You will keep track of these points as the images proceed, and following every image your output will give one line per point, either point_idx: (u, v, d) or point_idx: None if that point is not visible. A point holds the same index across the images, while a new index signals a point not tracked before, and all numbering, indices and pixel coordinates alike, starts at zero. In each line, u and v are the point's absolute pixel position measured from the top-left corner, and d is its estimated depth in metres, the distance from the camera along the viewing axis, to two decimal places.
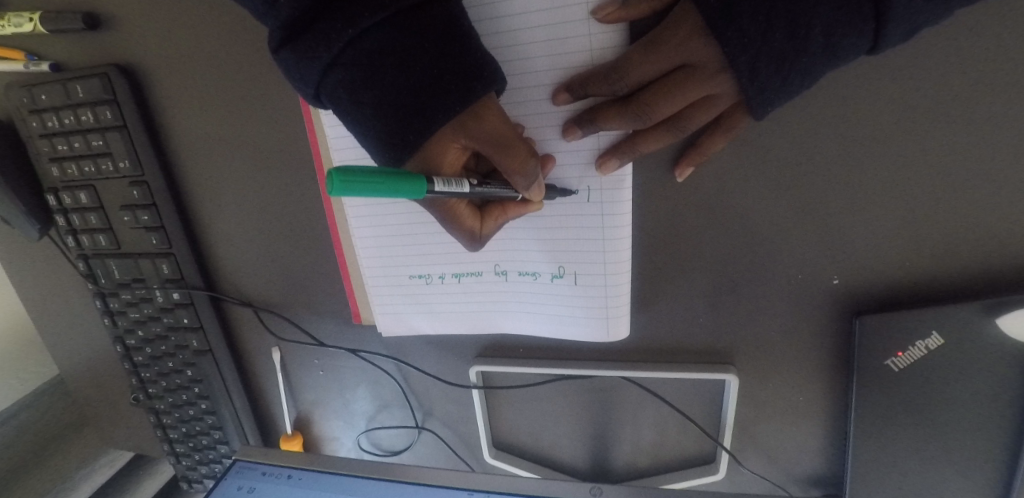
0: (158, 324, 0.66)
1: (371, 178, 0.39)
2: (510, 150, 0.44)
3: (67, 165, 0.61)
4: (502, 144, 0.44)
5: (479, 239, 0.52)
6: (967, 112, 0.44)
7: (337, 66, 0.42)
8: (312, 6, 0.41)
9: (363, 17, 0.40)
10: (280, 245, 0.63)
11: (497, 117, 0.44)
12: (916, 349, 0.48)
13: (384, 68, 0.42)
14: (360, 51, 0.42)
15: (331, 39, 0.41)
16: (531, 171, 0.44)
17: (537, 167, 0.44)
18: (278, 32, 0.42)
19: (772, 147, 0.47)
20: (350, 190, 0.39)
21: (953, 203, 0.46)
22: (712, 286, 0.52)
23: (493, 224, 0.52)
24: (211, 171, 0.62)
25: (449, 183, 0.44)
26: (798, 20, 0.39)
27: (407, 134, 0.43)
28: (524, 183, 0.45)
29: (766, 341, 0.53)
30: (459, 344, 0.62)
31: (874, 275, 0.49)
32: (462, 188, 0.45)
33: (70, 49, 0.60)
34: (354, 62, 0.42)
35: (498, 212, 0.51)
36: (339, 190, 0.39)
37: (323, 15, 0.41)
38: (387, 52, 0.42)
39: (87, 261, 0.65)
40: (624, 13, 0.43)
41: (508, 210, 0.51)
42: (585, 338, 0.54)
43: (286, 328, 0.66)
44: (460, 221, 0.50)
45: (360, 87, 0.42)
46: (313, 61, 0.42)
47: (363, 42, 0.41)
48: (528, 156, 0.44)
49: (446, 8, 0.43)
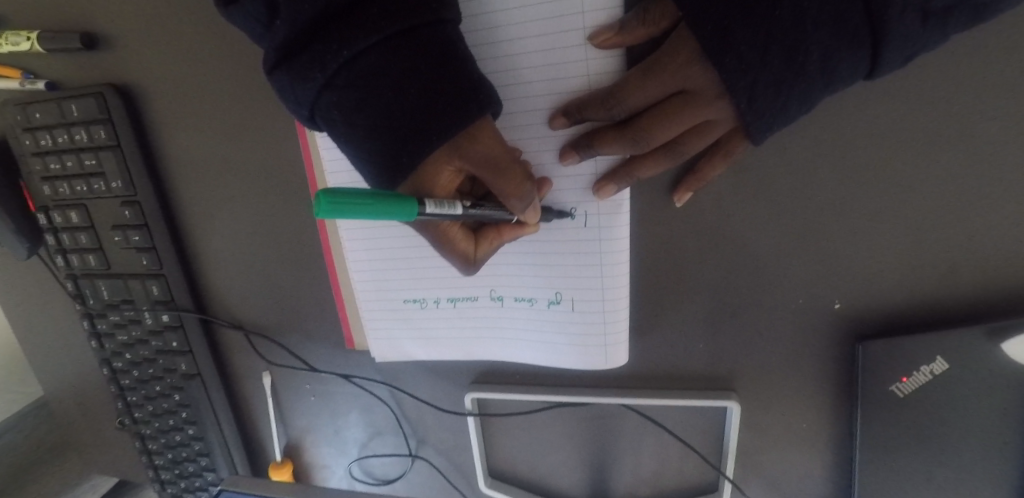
0: (146, 347, 0.64)
1: (360, 197, 0.39)
2: (505, 174, 0.44)
3: (59, 185, 0.60)
4: (496, 168, 0.44)
5: (473, 262, 0.50)
6: (966, 137, 0.44)
7: (331, 87, 0.42)
8: (307, 28, 0.41)
9: (358, 40, 0.40)
10: (273, 267, 0.62)
11: (491, 139, 0.43)
12: (921, 375, 0.47)
13: (378, 90, 0.41)
14: (354, 73, 0.41)
15: (326, 61, 0.41)
16: (526, 194, 0.44)
17: (532, 190, 0.44)
18: (274, 54, 0.42)
19: (771, 173, 0.47)
20: (337, 210, 0.38)
21: (954, 227, 0.46)
22: (712, 312, 0.52)
23: (487, 247, 0.50)
24: (206, 192, 0.61)
25: (441, 205, 0.43)
26: (794, 45, 0.38)
27: (401, 156, 0.43)
28: (520, 206, 0.45)
29: (767, 369, 0.52)
30: (454, 369, 0.60)
31: (875, 301, 0.49)
32: (454, 210, 0.44)
33: (67, 69, 0.59)
34: (348, 83, 0.42)
35: (493, 235, 0.50)
36: (326, 210, 0.38)
37: (319, 37, 0.41)
38: (382, 73, 0.41)
39: (76, 281, 0.64)
40: (621, 39, 0.43)
41: (503, 234, 0.50)
42: (584, 366, 0.53)
43: (277, 351, 0.65)
44: (454, 243, 0.49)
45: (354, 109, 0.42)
46: (308, 82, 0.42)
47: (358, 64, 0.41)
48: (523, 179, 0.44)
49: (443, 30, 0.42)
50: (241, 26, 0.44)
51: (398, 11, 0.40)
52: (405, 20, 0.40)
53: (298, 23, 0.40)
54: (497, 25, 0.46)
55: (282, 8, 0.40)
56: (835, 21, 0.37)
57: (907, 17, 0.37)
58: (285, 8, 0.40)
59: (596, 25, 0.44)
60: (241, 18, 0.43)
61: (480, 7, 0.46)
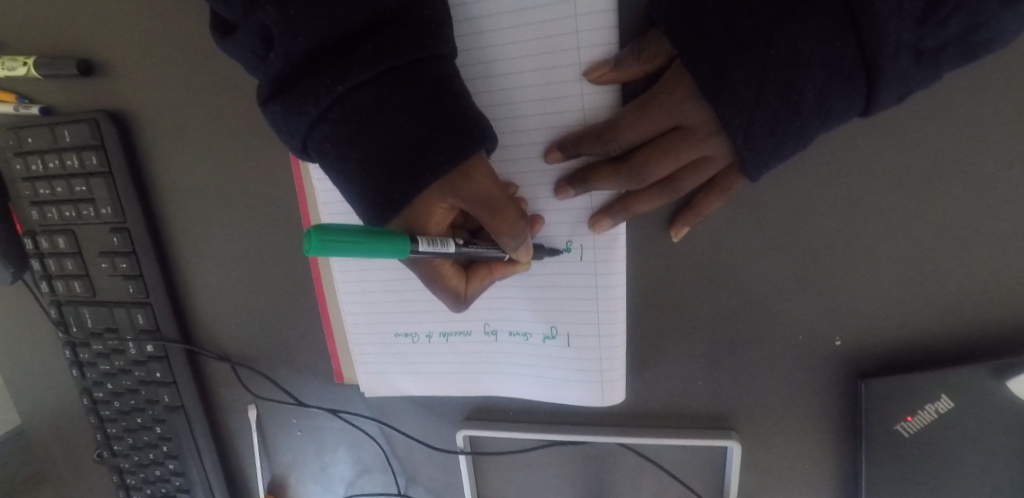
0: (129, 377, 0.63)
1: (352, 236, 0.37)
2: (499, 211, 0.43)
3: (48, 209, 0.59)
4: (490, 205, 0.43)
5: (463, 299, 0.50)
6: (964, 174, 0.44)
7: (325, 121, 0.42)
8: (302, 61, 0.41)
9: (351, 74, 0.40)
10: (263, 297, 0.61)
11: (485, 177, 0.43)
12: (925, 414, 0.46)
13: (371, 124, 0.41)
14: (348, 107, 0.41)
15: (319, 95, 0.40)
16: (519, 232, 0.43)
17: (526, 228, 0.44)
18: (269, 86, 0.42)
19: (770, 208, 0.46)
20: (327, 249, 0.37)
21: (954, 264, 0.45)
22: (710, 348, 0.51)
23: (478, 284, 0.50)
24: (197, 219, 0.60)
25: (434, 243, 0.43)
26: (790, 84, 0.38)
27: (393, 192, 0.42)
28: (514, 244, 0.44)
29: (767, 408, 0.51)
30: (445, 405, 0.59)
31: (876, 338, 0.48)
32: (447, 248, 0.44)
33: (62, 94, 0.59)
34: (342, 117, 0.41)
35: (484, 273, 0.50)
36: (316, 249, 0.36)
37: (313, 70, 0.41)
38: (376, 109, 0.41)
39: (59, 308, 0.63)
40: (616, 75, 0.43)
41: (494, 272, 0.49)
42: (580, 402, 0.52)
43: (264, 383, 0.63)
44: (445, 281, 0.48)
45: (347, 142, 0.42)
46: (301, 115, 0.41)
47: (352, 98, 0.41)
48: (517, 217, 0.43)
49: (440, 66, 0.42)
50: (237, 57, 0.44)
51: (393, 46, 0.40)
52: (400, 55, 0.40)
53: (293, 56, 0.40)
54: (493, 60, 0.46)
55: (277, 40, 0.40)
56: (830, 60, 0.37)
57: (901, 58, 0.37)
58: (280, 40, 0.40)
59: (592, 61, 0.44)
60: (238, 50, 0.43)
61: (476, 41, 0.46)
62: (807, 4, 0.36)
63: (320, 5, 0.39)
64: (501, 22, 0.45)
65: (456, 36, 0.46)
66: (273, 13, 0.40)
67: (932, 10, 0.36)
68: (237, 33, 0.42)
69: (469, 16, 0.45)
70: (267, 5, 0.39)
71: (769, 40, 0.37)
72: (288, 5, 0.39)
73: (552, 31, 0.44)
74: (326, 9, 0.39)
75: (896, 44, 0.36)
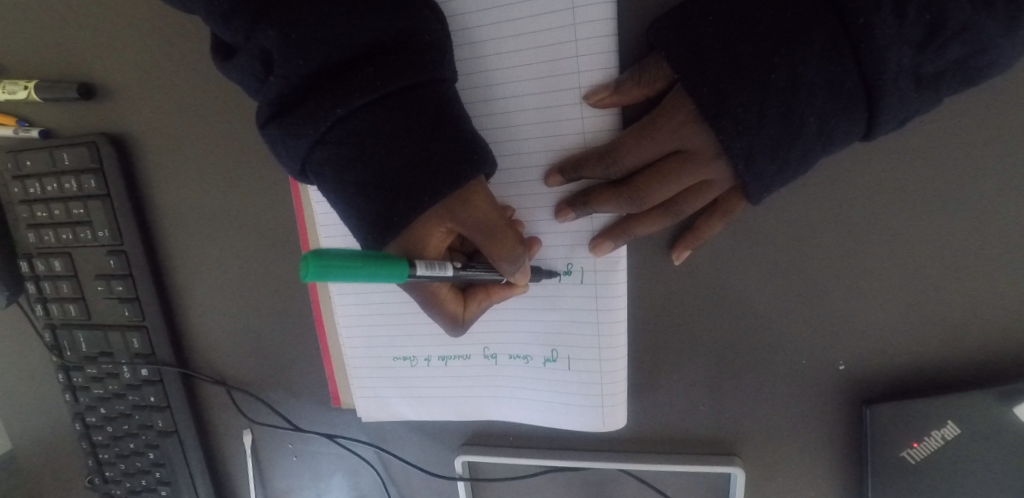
0: (123, 402, 0.62)
1: (350, 260, 0.38)
2: (496, 237, 0.43)
3: (45, 232, 0.59)
4: (488, 231, 0.43)
5: (461, 323, 0.49)
6: (965, 197, 0.43)
7: (323, 144, 0.41)
8: (302, 84, 0.41)
9: (351, 97, 0.40)
10: (260, 320, 0.60)
11: (483, 202, 0.43)
12: (932, 440, 0.46)
13: (370, 147, 0.41)
14: (346, 130, 0.41)
15: (318, 118, 0.40)
16: (516, 257, 0.43)
17: (522, 253, 0.43)
18: (268, 109, 0.42)
19: (771, 231, 0.46)
20: (326, 275, 0.37)
21: (958, 288, 0.45)
22: (713, 372, 0.50)
23: (476, 308, 0.49)
24: (195, 241, 0.60)
25: (432, 266, 0.43)
26: (792, 108, 0.38)
27: (391, 215, 0.42)
28: (510, 269, 0.44)
29: (772, 433, 0.50)
30: (444, 430, 0.58)
31: (881, 362, 0.47)
32: (445, 271, 0.44)
33: (63, 117, 0.59)
34: (340, 140, 0.41)
35: (482, 295, 0.49)
36: (315, 275, 0.37)
37: (312, 92, 0.40)
38: (375, 132, 0.41)
39: (54, 332, 0.62)
40: (617, 98, 0.43)
41: (492, 295, 0.49)
42: (581, 428, 0.51)
43: (260, 408, 0.62)
44: (443, 304, 0.48)
45: (346, 165, 0.42)
46: (299, 137, 0.41)
47: (350, 121, 0.41)
48: (514, 242, 0.43)
49: (439, 90, 0.42)
50: (236, 81, 0.43)
51: (393, 70, 0.40)
52: (400, 80, 0.40)
53: (292, 79, 0.40)
54: (494, 83, 0.46)
55: (277, 64, 0.40)
56: (831, 85, 0.37)
57: (901, 83, 0.37)
58: (280, 64, 0.40)
59: (592, 84, 0.44)
60: (238, 73, 0.42)
61: (476, 65, 0.46)
62: (807, 30, 0.37)
63: (320, 29, 0.39)
64: (501, 46, 0.45)
65: (457, 60, 0.46)
66: (273, 37, 0.39)
67: (931, 36, 0.36)
68: (236, 56, 0.42)
69: (470, 40, 0.46)
70: (266, 29, 0.39)
71: (769, 64, 0.37)
72: (289, 28, 0.39)
73: (552, 55, 0.44)
74: (326, 34, 0.39)
75: (897, 69, 0.36)
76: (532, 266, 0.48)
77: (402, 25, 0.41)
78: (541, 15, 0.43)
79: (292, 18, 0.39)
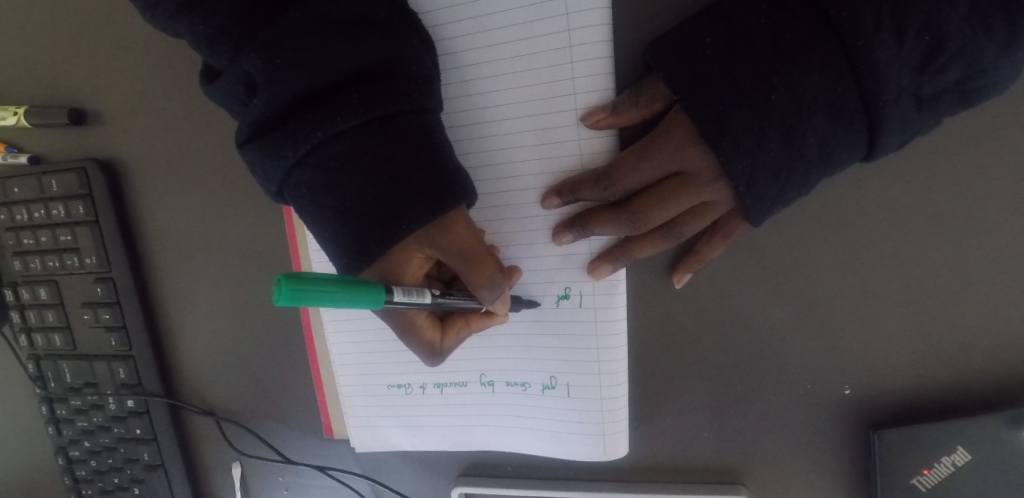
0: (107, 435, 0.60)
1: (325, 284, 0.37)
2: (477, 264, 0.42)
3: (31, 260, 0.57)
4: (469, 258, 0.42)
5: (438, 353, 0.48)
6: (967, 218, 0.43)
7: (303, 166, 0.41)
8: (283, 108, 0.40)
9: (333, 122, 0.39)
10: (251, 348, 0.59)
11: (465, 229, 0.43)
12: (942, 466, 0.44)
13: (350, 173, 0.40)
14: (327, 154, 0.40)
15: (298, 140, 0.40)
16: (496, 285, 0.42)
17: (503, 281, 0.43)
18: (250, 130, 0.41)
19: (772, 253, 0.46)
20: (299, 299, 0.36)
21: (963, 309, 0.44)
22: (716, 397, 0.49)
23: (454, 337, 0.48)
24: (185, 269, 0.58)
25: (410, 292, 0.42)
26: (793, 129, 0.37)
27: (368, 241, 0.41)
28: (490, 297, 0.43)
29: (778, 461, 0.49)
30: (440, 460, 0.56)
31: (887, 386, 0.46)
32: (424, 299, 0.43)
33: (54, 143, 0.58)
34: (321, 163, 0.40)
35: (461, 323, 0.48)
36: (288, 299, 0.35)
37: (294, 116, 0.40)
38: (355, 158, 0.40)
39: (38, 363, 0.60)
40: (615, 120, 0.42)
41: (470, 323, 0.48)
42: (581, 457, 0.50)
43: (250, 440, 0.60)
44: (420, 332, 0.47)
45: (324, 189, 0.41)
46: (278, 159, 0.41)
47: (330, 146, 0.40)
48: (494, 269, 0.42)
49: (423, 119, 0.41)
50: (221, 104, 0.43)
51: (376, 97, 0.39)
52: (382, 107, 0.39)
53: (275, 103, 0.40)
54: (489, 106, 0.45)
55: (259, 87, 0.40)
56: (832, 106, 0.37)
57: (902, 103, 0.37)
58: (262, 87, 0.39)
59: (589, 106, 0.43)
60: (222, 97, 0.42)
61: (471, 88, 0.46)
62: (808, 52, 0.36)
63: (304, 55, 0.39)
64: (496, 70, 0.45)
65: (453, 83, 0.46)
66: (255, 62, 0.39)
67: (930, 58, 0.36)
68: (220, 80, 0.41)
69: (465, 63, 0.45)
70: (247, 54, 0.39)
71: (769, 86, 0.37)
72: (272, 53, 0.39)
73: (546, 79, 0.44)
74: (311, 59, 0.39)
75: (897, 91, 0.36)
76: (513, 295, 0.47)
77: (389, 54, 0.40)
78: (534, 39, 0.43)
79: (276, 43, 0.39)
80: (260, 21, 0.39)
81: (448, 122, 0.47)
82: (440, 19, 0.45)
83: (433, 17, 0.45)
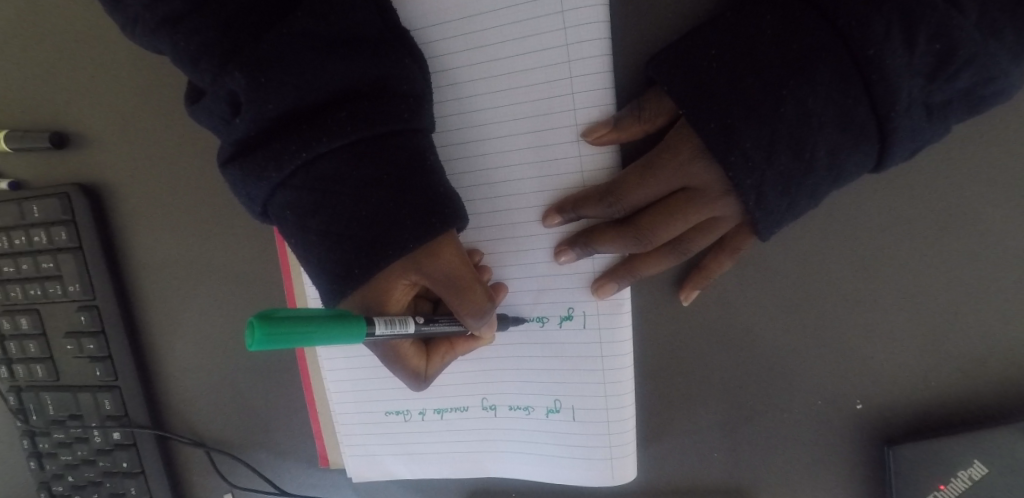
0: (92, 468, 0.57)
1: (298, 325, 0.35)
2: (466, 293, 0.41)
3: (12, 289, 0.55)
4: (457, 286, 0.41)
5: (424, 378, 0.46)
6: (976, 225, 0.42)
7: (287, 187, 0.39)
8: (268, 126, 0.38)
9: (319, 143, 0.38)
10: (242, 376, 0.57)
11: (453, 254, 0.41)
12: (959, 481, 0.43)
13: (336, 195, 0.39)
14: (312, 175, 0.39)
15: (282, 161, 0.38)
16: (483, 312, 0.41)
17: (490, 308, 0.42)
18: (231, 148, 0.40)
19: (779, 267, 0.45)
20: (275, 341, 0.34)
21: (975, 318, 0.43)
22: (725, 415, 0.47)
23: (440, 362, 0.47)
24: (173, 294, 0.56)
25: (392, 323, 0.40)
26: (802, 142, 0.36)
27: (352, 266, 0.40)
28: (476, 324, 0.42)
29: (792, 480, 0.47)
30: (440, 488, 0.54)
31: (899, 399, 0.45)
32: (407, 328, 0.41)
33: (36, 167, 0.56)
34: (305, 185, 0.39)
35: (446, 348, 0.47)
36: (262, 344, 0.34)
37: (278, 135, 0.38)
38: (342, 179, 0.39)
39: (19, 395, 0.57)
40: (616, 135, 0.41)
41: (456, 347, 0.47)
42: (587, 482, 0.48)
43: (242, 470, 0.58)
44: (405, 359, 0.45)
45: (308, 211, 0.40)
46: (262, 180, 0.39)
47: (316, 167, 0.39)
48: (482, 296, 0.41)
49: (413, 140, 0.40)
50: (203, 123, 0.41)
51: (366, 118, 0.38)
52: (372, 127, 0.38)
53: (260, 121, 0.38)
54: (486, 123, 0.44)
55: (243, 104, 0.38)
56: (841, 117, 0.36)
57: (913, 113, 0.36)
58: (246, 105, 0.38)
59: (589, 121, 0.42)
60: (206, 116, 0.40)
61: (467, 104, 0.44)
62: (816, 64, 0.36)
63: (291, 72, 0.37)
64: (493, 85, 0.43)
65: (449, 99, 0.45)
66: (239, 79, 0.37)
67: (939, 67, 0.35)
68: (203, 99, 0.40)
69: (461, 78, 0.44)
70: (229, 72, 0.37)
71: (777, 98, 0.36)
72: (257, 69, 0.37)
73: (543, 94, 0.43)
74: (298, 77, 0.38)
75: (908, 99, 0.36)
76: (499, 314, 0.46)
77: (379, 72, 0.39)
78: (531, 54, 0.42)
79: (261, 59, 0.37)
80: (246, 37, 0.38)
81: (444, 138, 0.45)
82: (435, 34, 0.44)
83: (428, 33, 0.44)
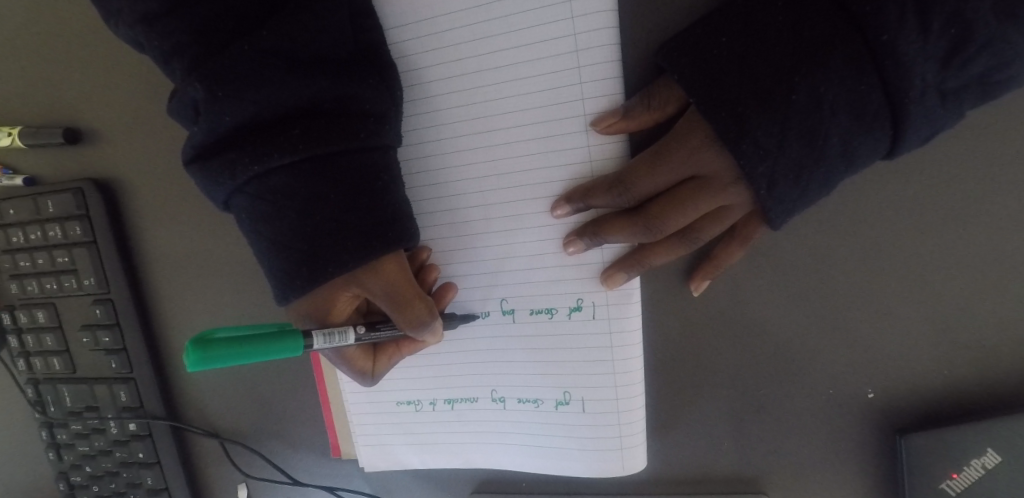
0: (109, 459, 0.58)
1: (234, 349, 0.39)
2: (407, 307, 0.43)
3: (28, 283, 0.56)
4: (397, 300, 0.43)
5: (371, 377, 0.49)
6: (990, 211, 0.42)
7: (242, 193, 0.40)
8: (224, 136, 0.39)
9: (270, 158, 0.38)
10: (254, 369, 0.57)
11: (394, 269, 0.43)
12: (972, 470, 0.42)
13: (286, 208, 0.40)
14: (264, 187, 0.39)
15: (236, 171, 0.39)
16: (422, 324, 0.43)
17: (430, 320, 0.43)
18: (193, 150, 0.40)
19: (787, 259, 0.44)
20: (211, 362, 0.39)
21: (987, 306, 0.43)
22: (733, 405, 0.47)
23: (386, 362, 0.49)
24: (185, 288, 0.57)
25: (331, 335, 0.42)
26: (815, 129, 0.36)
27: (295, 278, 0.41)
28: (418, 333, 0.43)
29: (802, 470, 0.47)
30: (451, 479, 0.54)
31: (911, 387, 0.45)
32: (346, 339, 0.43)
33: (51, 164, 0.57)
34: (258, 194, 0.40)
35: (393, 350, 0.48)
36: (198, 364, 0.38)
37: (236, 144, 0.39)
38: (292, 194, 0.39)
39: (37, 387, 0.58)
40: (626, 124, 0.41)
41: (402, 349, 0.48)
42: (597, 473, 0.48)
43: (255, 461, 0.59)
44: (351, 362, 0.48)
45: (261, 219, 0.41)
46: (218, 185, 0.40)
47: (269, 179, 0.39)
48: (421, 309, 0.43)
49: (371, 157, 0.41)
50: (178, 121, 0.43)
51: (321, 136, 0.39)
52: (325, 146, 0.39)
53: (218, 130, 0.39)
54: (482, 117, 0.44)
55: (203, 113, 0.39)
56: (854, 105, 0.36)
57: (927, 99, 0.36)
58: (205, 114, 0.39)
59: (598, 111, 0.42)
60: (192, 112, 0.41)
61: (470, 96, 0.44)
62: (829, 51, 0.35)
63: (253, 87, 0.38)
64: (492, 80, 0.43)
65: (453, 92, 0.45)
66: (199, 89, 0.39)
67: (953, 53, 0.35)
68: (175, 97, 0.41)
69: (457, 73, 0.44)
70: (199, 80, 0.38)
71: (790, 86, 0.36)
72: (217, 83, 0.38)
73: (523, 99, 0.43)
74: (257, 92, 0.38)
75: (922, 86, 0.35)
76: (446, 314, 0.47)
77: (341, 92, 0.40)
78: (516, 57, 0.43)
79: (223, 73, 0.38)
80: (216, 46, 0.39)
81: (436, 132, 0.46)
82: (439, 26, 0.44)
83: (434, 25, 0.44)
